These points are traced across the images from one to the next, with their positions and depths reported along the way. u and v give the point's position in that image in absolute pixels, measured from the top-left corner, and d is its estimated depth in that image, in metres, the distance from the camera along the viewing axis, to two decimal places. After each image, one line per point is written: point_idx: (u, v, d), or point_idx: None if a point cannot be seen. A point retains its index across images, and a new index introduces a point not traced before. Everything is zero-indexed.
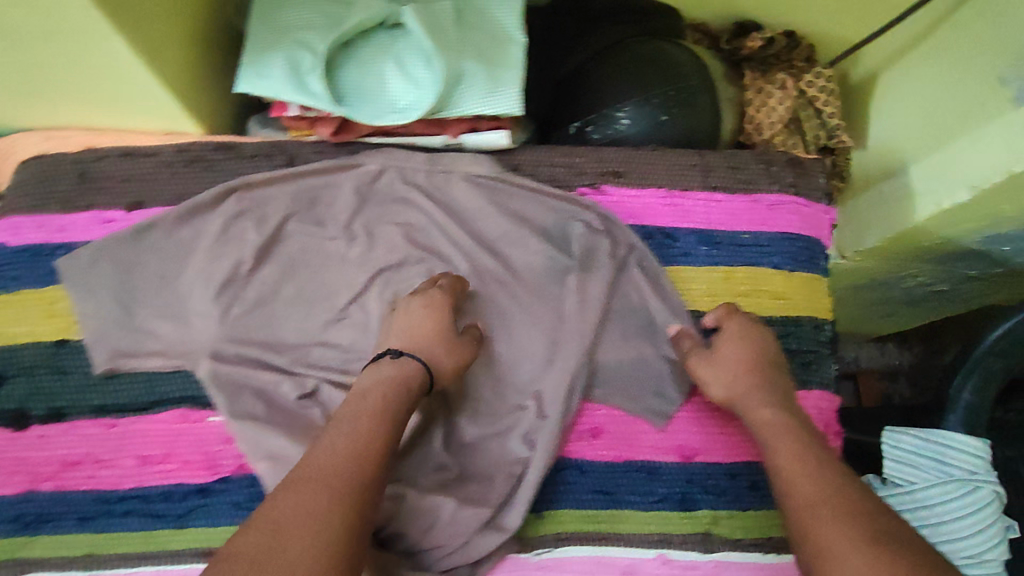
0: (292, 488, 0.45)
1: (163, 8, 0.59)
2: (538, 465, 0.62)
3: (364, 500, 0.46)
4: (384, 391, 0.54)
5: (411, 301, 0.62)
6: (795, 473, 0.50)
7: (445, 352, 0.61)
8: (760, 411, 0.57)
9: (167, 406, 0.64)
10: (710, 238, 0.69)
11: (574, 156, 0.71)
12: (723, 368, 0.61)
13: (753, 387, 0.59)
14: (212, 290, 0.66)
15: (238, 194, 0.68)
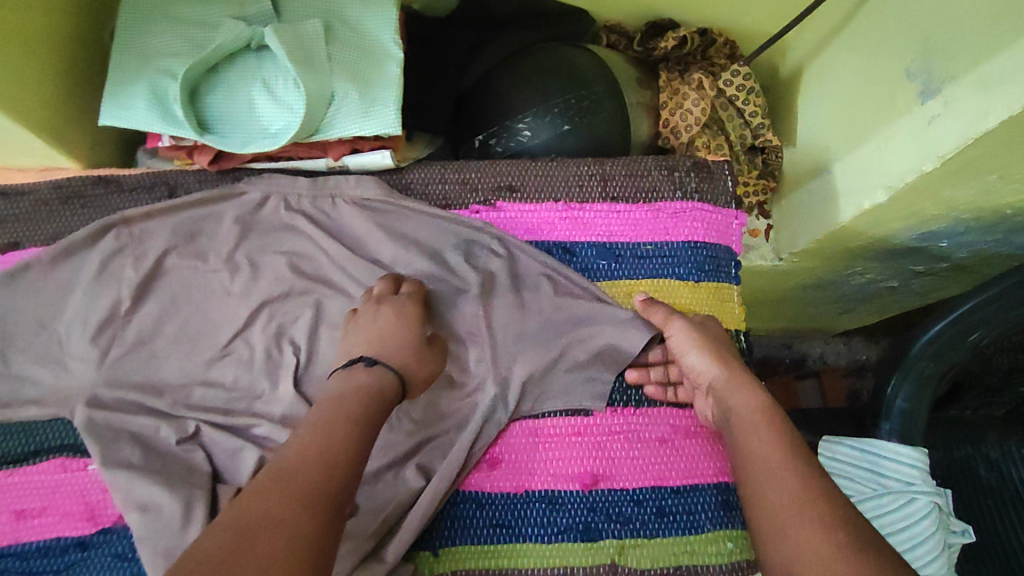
0: (267, 493, 0.43)
1: (15, 44, 0.57)
2: (429, 498, 0.60)
3: (337, 504, 0.45)
4: (360, 398, 0.52)
5: (381, 307, 0.60)
6: (773, 474, 0.50)
7: (419, 363, 0.59)
8: (744, 399, 0.57)
9: (44, 456, 0.61)
10: (610, 251, 0.68)
11: (468, 171, 0.68)
12: (710, 353, 0.60)
13: (739, 376, 0.58)
14: (89, 332, 0.63)
15: (117, 230, 0.64)
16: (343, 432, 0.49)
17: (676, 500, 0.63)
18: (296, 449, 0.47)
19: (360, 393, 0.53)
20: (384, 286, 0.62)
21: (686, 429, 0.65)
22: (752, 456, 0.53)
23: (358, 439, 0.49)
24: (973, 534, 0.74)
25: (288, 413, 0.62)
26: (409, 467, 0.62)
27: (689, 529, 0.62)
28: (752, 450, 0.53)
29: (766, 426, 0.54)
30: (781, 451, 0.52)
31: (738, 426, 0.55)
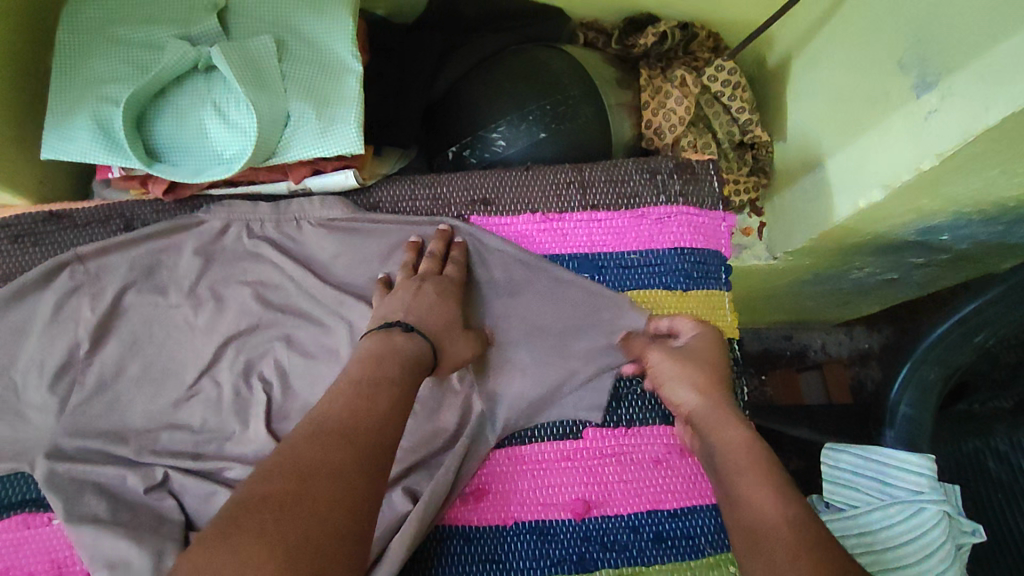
0: (313, 438, 0.44)
1: None
2: (407, 535, 0.53)
3: (382, 453, 0.45)
4: (397, 363, 0.50)
5: (421, 283, 0.58)
6: (764, 513, 0.47)
7: (450, 341, 0.56)
8: (724, 436, 0.53)
9: (5, 514, 0.56)
10: (594, 263, 0.64)
11: (439, 186, 0.65)
12: (690, 383, 0.57)
13: (723, 411, 0.55)
14: (46, 379, 0.59)
15: (72, 268, 0.61)
16: (386, 389, 0.48)
17: (675, 525, 0.58)
18: (338, 403, 0.46)
19: (397, 355, 0.51)
20: (430, 262, 0.60)
21: (682, 447, 0.60)
22: (743, 494, 0.49)
23: (399, 396, 0.48)
24: (984, 532, 0.71)
25: (262, 454, 0.58)
26: (398, 488, 0.57)
27: (689, 555, 0.57)
28: (741, 488, 0.49)
29: (749, 463, 0.50)
30: (766, 488, 0.48)
31: (720, 468, 0.52)
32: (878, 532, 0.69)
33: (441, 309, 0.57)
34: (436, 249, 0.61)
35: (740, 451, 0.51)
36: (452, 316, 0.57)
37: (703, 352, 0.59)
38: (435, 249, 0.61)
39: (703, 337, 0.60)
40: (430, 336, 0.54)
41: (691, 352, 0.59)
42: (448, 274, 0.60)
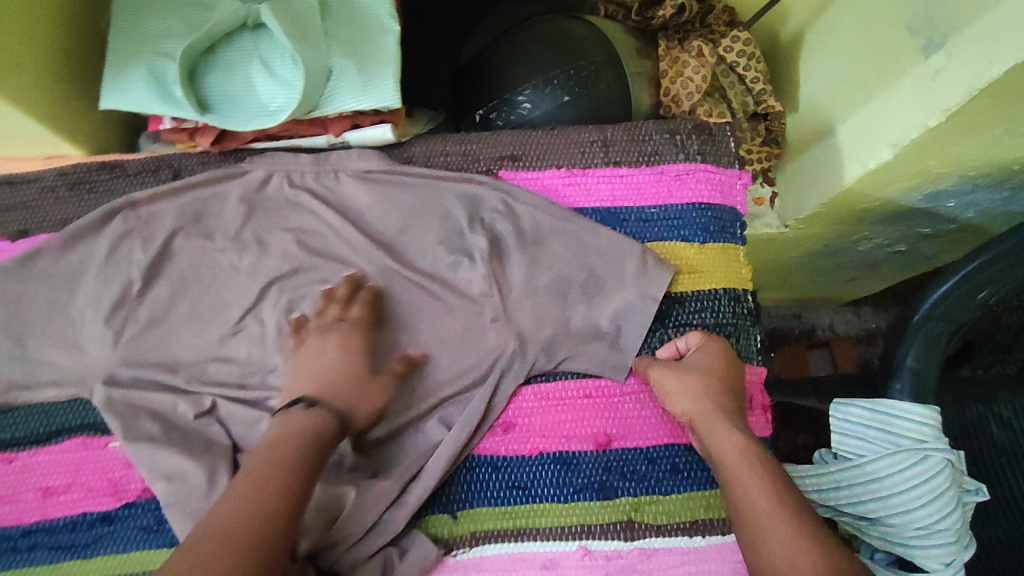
0: (195, 550, 0.43)
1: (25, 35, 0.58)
2: (445, 452, 0.59)
3: (275, 550, 0.44)
4: (288, 439, 0.50)
5: (325, 335, 0.59)
6: (766, 519, 0.48)
7: (359, 395, 0.56)
8: (727, 441, 0.54)
9: (64, 436, 0.61)
10: (615, 215, 0.68)
11: (469, 143, 0.69)
12: (692, 394, 0.58)
13: (726, 414, 0.56)
14: (102, 314, 0.63)
15: (124, 213, 0.65)
16: (280, 470, 0.48)
17: (691, 457, 0.62)
18: (226, 503, 0.46)
19: (294, 429, 0.51)
20: (335, 308, 0.61)
21: None
22: (746, 498, 0.50)
23: (294, 476, 0.48)
24: (986, 492, 0.74)
25: None
26: (432, 418, 0.62)
27: (704, 485, 0.61)
28: (742, 490, 0.51)
29: (753, 470, 0.51)
30: (766, 491, 0.50)
31: (724, 474, 0.53)
32: (881, 479, 0.73)
33: (336, 363, 0.57)
34: (343, 294, 0.62)
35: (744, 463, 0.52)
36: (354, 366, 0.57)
37: (707, 362, 0.60)
38: (341, 294, 0.62)
39: (707, 347, 0.62)
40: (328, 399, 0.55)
41: (695, 364, 0.60)
42: (352, 317, 0.61)
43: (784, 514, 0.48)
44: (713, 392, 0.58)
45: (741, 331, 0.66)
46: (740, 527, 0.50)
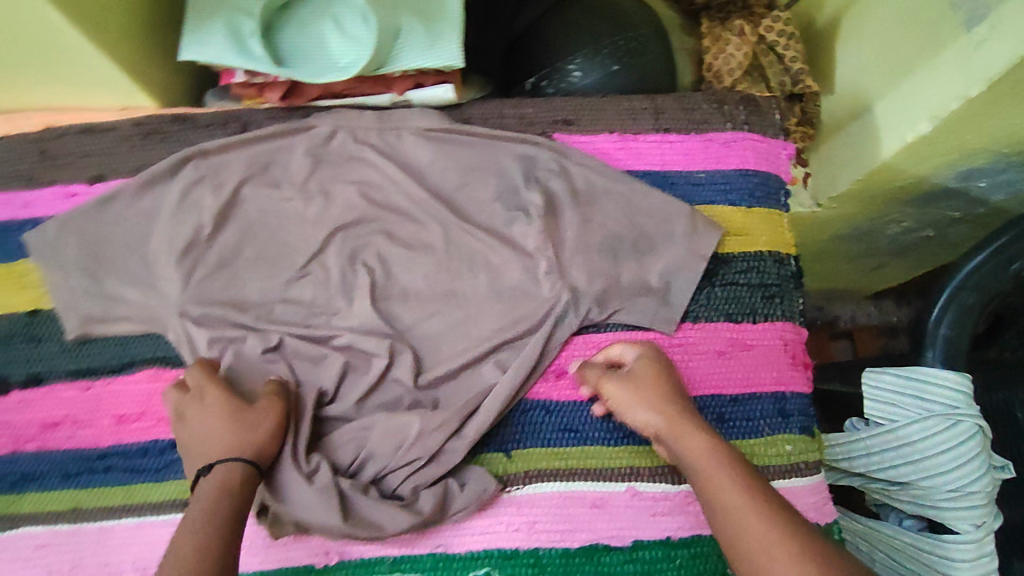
0: None
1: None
2: (503, 392, 0.62)
3: None
4: (198, 517, 0.49)
5: (200, 396, 0.58)
6: (739, 513, 0.48)
7: (249, 432, 0.55)
8: (692, 443, 0.54)
9: (137, 367, 0.64)
10: (665, 178, 0.70)
11: (524, 107, 0.72)
12: (648, 405, 0.57)
13: (685, 416, 0.56)
14: (174, 255, 0.65)
15: (196, 161, 0.68)
16: (216, 546, 0.48)
17: (736, 407, 0.64)
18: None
19: (203, 506, 0.50)
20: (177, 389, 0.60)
21: (744, 342, 0.65)
22: (717, 496, 0.50)
23: (224, 551, 0.48)
24: (1012, 470, 0.76)
25: (366, 328, 0.64)
26: (488, 362, 0.64)
27: (748, 434, 0.63)
28: (712, 487, 0.50)
29: (717, 466, 0.51)
30: (738, 490, 0.49)
31: (695, 479, 0.52)
32: (913, 443, 0.75)
33: (209, 426, 0.56)
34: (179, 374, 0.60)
35: (709, 468, 0.52)
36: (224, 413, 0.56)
37: (652, 371, 0.60)
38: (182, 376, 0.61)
39: (647, 355, 0.61)
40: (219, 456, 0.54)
41: (642, 376, 0.59)
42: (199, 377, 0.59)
43: (754, 502, 0.48)
44: (666, 400, 0.57)
45: (786, 293, 0.68)
46: (716, 526, 0.49)
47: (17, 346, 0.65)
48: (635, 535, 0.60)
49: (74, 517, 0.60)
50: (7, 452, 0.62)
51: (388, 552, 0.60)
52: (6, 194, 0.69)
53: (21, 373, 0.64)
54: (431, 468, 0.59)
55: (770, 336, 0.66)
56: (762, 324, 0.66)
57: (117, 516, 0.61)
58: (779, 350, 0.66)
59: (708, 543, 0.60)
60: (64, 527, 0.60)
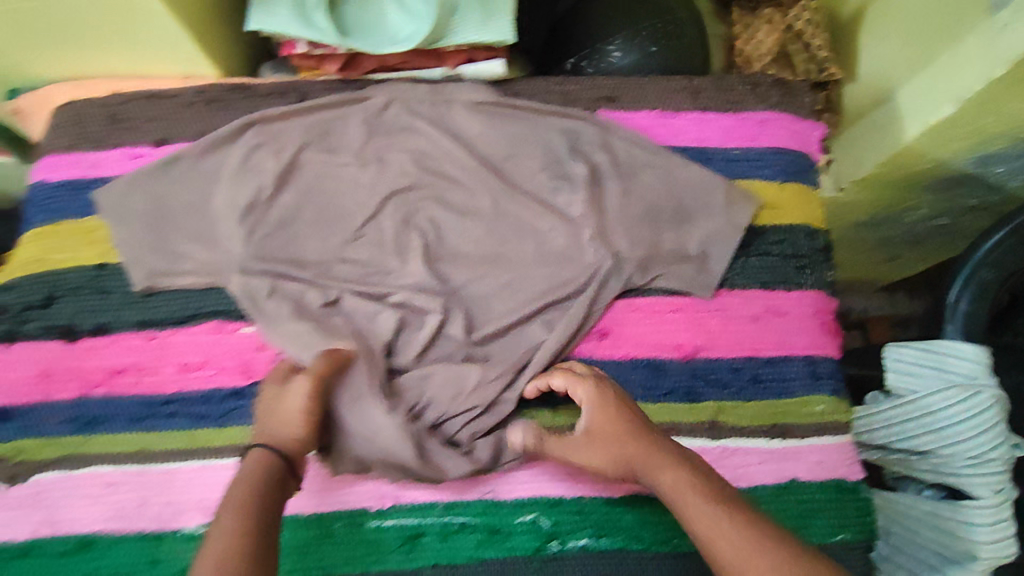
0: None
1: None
2: (551, 349, 0.65)
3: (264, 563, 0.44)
4: (234, 486, 0.50)
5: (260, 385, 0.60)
6: (717, 543, 0.44)
7: (284, 417, 0.56)
8: (661, 478, 0.51)
9: (201, 319, 0.67)
10: (703, 153, 0.73)
11: (569, 84, 0.75)
12: (608, 445, 0.55)
13: (650, 449, 0.53)
14: (237, 214, 0.68)
15: (257, 127, 0.71)
16: (254, 510, 0.47)
17: (771, 369, 0.66)
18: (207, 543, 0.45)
19: (239, 476, 0.50)
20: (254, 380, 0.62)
21: (778, 308, 0.68)
22: (692, 529, 0.47)
23: (258, 518, 0.47)
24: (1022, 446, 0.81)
25: (420, 286, 0.68)
26: (535, 322, 0.68)
27: (782, 394, 0.66)
28: (686, 517, 0.47)
29: (688, 496, 0.48)
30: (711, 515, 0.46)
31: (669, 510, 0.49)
32: (934, 413, 0.79)
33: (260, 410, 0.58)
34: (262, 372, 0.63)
35: (678, 496, 0.49)
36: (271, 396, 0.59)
37: (604, 411, 0.57)
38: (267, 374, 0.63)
39: (595, 394, 0.58)
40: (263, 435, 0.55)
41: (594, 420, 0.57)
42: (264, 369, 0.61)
43: (727, 529, 0.44)
44: (626, 432, 0.55)
45: (817, 265, 0.70)
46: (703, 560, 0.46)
47: (86, 297, 0.68)
48: None
49: (143, 457, 0.64)
50: (77, 396, 0.65)
51: (440, 498, 0.63)
52: (75, 154, 0.72)
53: (89, 323, 0.67)
54: (484, 418, 0.64)
55: (803, 304, 0.69)
56: (795, 292, 0.69)
57: (183, 458, 0.64)
58: (811, 317, 0.69)
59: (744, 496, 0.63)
60: (134, 467, 0.64)
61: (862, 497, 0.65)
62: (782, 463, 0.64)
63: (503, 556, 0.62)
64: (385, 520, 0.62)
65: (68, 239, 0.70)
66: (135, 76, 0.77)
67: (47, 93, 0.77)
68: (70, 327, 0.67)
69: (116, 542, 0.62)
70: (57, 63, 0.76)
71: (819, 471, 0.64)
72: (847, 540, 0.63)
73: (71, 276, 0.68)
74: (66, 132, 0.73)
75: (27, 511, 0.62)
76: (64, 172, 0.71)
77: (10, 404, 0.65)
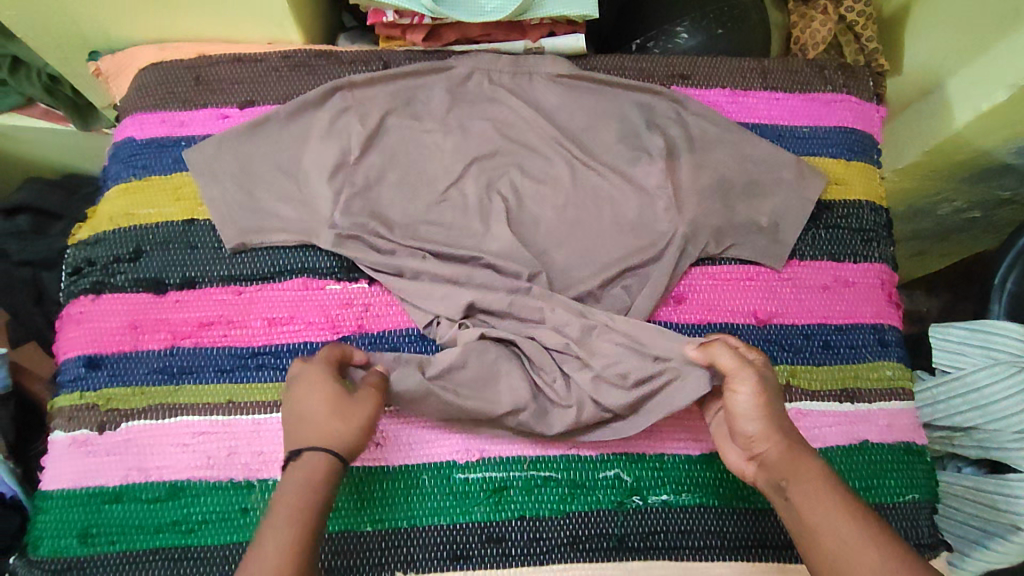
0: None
1: None
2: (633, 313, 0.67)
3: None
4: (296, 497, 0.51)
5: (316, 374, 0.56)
6: (840, 540, 0.48)
7: (336, 420, 0.54)
8: (811, 470, 0.52)
9: (289, 276, 0.69)
10: (773, 130, 0.76)
11: (644, 62, 0.78)
12: (762, 416, 0.54)
13: (793, 436, 0.54)
14: (325, 173, 0.70)
15: (342, 93, 0.73)
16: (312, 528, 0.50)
17: (840, 336, 0.69)
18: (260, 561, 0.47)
19: (297, 487, 0.51)
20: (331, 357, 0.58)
21: (846, 279, 0.71)
22: (833, 524, 0.48)
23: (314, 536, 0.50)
24: None
25: (504, 249, 0.69)
26: (615, 287, 0.69)
27: (851, 360, 0.69)
28: (815, 517, 0.49)
29: (837, 498, 0.50)
30: (845, 515, 0.49)
31: (801, 500, 0.50)
32: (980, 389, 0.82)
33: (313, 402, 0.55)
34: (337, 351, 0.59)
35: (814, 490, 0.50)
36: (330, 393, 0.55)
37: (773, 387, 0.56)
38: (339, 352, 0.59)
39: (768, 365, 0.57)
40: (315, 439, 0.53)
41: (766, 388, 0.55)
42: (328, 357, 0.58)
43: (874, 539, 0.47)
44: (779, 410, 0.55)
45: (880, 239, 0.73)
46: (817, 551, 0.48)
47: (173, 251, 0.69)
48: None
49: (230, 409, 0.65)
50: (165, 347, 0.66)
51: (525, 454, 0.64)
52: (163, 113, 0.74)
53: (177, 277, 0.68)
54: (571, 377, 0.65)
55: (869, 276, 0.72)
56: (862, 263, 0.72)
57: (269, 411, 0.65)
58: (877, 289, 0.72)
59: (819, 456, 0.65)
60: (221, 417, 0.64)
61: (926, 461, 0.68)
62: (852, 425, 0.67)
63: (587, 509, 0.63)
64: (472, 474, 0.63)
65: (154, 194, 0.71)
66: (218, 44, 0.79)
67: (130, 56, 0.79)
68: (158, 279, 0.68)
69: (205, 490, 0.62)
70: (141, 26, 0.78)
71: (888, 434, 0.67)
72: (917, 499, 0.65)
73: (159, 231, 0.70)
74: (152, 92, 0.75)
75: (119, 457, 0.63)
76: (152, 130, 0.73)
77: (100, 352, 0.66)
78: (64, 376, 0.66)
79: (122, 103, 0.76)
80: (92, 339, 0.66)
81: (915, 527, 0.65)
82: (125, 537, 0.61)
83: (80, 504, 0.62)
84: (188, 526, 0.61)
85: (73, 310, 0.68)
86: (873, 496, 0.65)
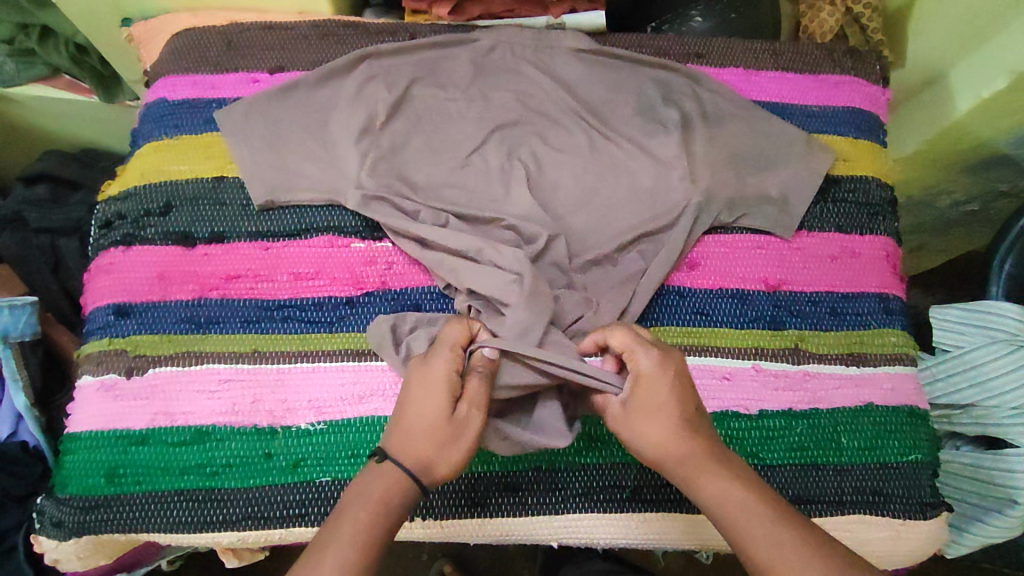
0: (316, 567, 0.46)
1: None
2: (651, 277, 0.70)
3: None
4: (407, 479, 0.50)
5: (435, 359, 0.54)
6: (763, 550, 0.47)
7: (436, 432, 0.51)
8: (708, 484, 0.50)
9: (314, 234, 0.71)
10: (783, 108, 0.79)
11: (660, 41, 0.82)
12: (650, 439, 0.52)
13: (694, 453, 0.51)
14: (353, 136, 0.72)
15: (369, 61, 0.76)
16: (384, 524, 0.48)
17: (847, 303, 0.72)
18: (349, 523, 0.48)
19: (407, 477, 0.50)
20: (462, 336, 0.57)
21: (852, 250, 0.74)
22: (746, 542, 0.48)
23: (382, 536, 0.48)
24: None
25: (524, 212, 0.71)
26: (631, 252, 0.71)
27: (857, 326, 0.72)
28: (741, 531, 0.49)
29: (748, 511, 0.49)
30: (763, 525, 0.48)
31: (716, 518, 0.50)
32: (977, 366, 0.83)
33: (417, 410, 0.52)
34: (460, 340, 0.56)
35: (730, 503, 0.49)
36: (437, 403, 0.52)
37: (652, 396, 0.52)
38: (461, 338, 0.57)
39: (650, 369, 0.53)
40: (406, 447, 0.51)
41: (635, 403, 0.53)
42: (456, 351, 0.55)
43: (788, 546, 0.47)
44: (675, 426, 0.51)
45: (884, 213, 0.76)
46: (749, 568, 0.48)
47: (203, 207, 0.71)
48: (759, 405, 0.67)
49: (256, 357, 0.66)
50: (193, 298, 0.68)
51: None
52: (194, 76, 0.77)
53: (206, 232, 0.70)
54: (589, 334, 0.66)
55: (874, 248, 0.75)
56: (868, 236, 0.75)
57: (295, 360, 0.66)
58: (881, 260, 0.74)
59: (825, 416, 0.68)
60: (246, 365, 0.66)
61: (929, 424, 0.70)
62: (858, 388, 0.69)
63: (602, 461, 0.65)
64: None
65: (184, 151, 0.73)
66: (251, 13, 0.83)
67: (162, 22, 0.81)
68: (187, 233, 0.70)
69: (229, 435, 0.64)
70: None
71: (893, 397, 0.69)
72: (919, 459, 0.68)
73: (189, 187, 0.72)
74: (185, 56, 0.77)
75: (146, 401, 0.64)
76: (184, 91, 0.76)
77: (130, 301, 0.68)
78: (93, 324, 0.68)
79: (154, 66, 0.78)
80: (121, 288, 0.68)
81: (919, 486, 0.67)
82: (151, 477, 0.62)
83: (107, 445, 0.63)
84: (212, 469, 0.63)
85: (103, 262, 0.70)
86: (878, 455, 0.67)
